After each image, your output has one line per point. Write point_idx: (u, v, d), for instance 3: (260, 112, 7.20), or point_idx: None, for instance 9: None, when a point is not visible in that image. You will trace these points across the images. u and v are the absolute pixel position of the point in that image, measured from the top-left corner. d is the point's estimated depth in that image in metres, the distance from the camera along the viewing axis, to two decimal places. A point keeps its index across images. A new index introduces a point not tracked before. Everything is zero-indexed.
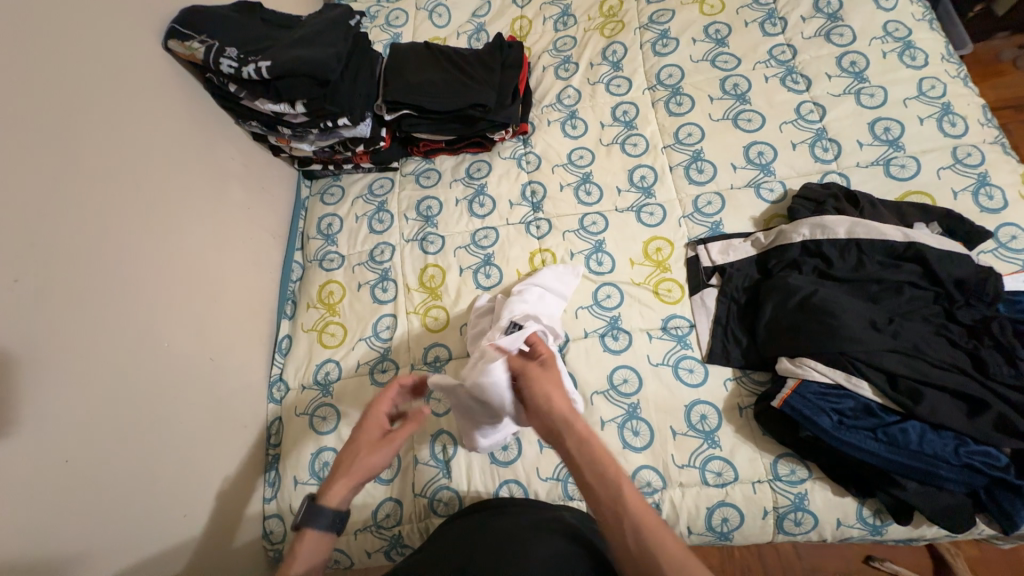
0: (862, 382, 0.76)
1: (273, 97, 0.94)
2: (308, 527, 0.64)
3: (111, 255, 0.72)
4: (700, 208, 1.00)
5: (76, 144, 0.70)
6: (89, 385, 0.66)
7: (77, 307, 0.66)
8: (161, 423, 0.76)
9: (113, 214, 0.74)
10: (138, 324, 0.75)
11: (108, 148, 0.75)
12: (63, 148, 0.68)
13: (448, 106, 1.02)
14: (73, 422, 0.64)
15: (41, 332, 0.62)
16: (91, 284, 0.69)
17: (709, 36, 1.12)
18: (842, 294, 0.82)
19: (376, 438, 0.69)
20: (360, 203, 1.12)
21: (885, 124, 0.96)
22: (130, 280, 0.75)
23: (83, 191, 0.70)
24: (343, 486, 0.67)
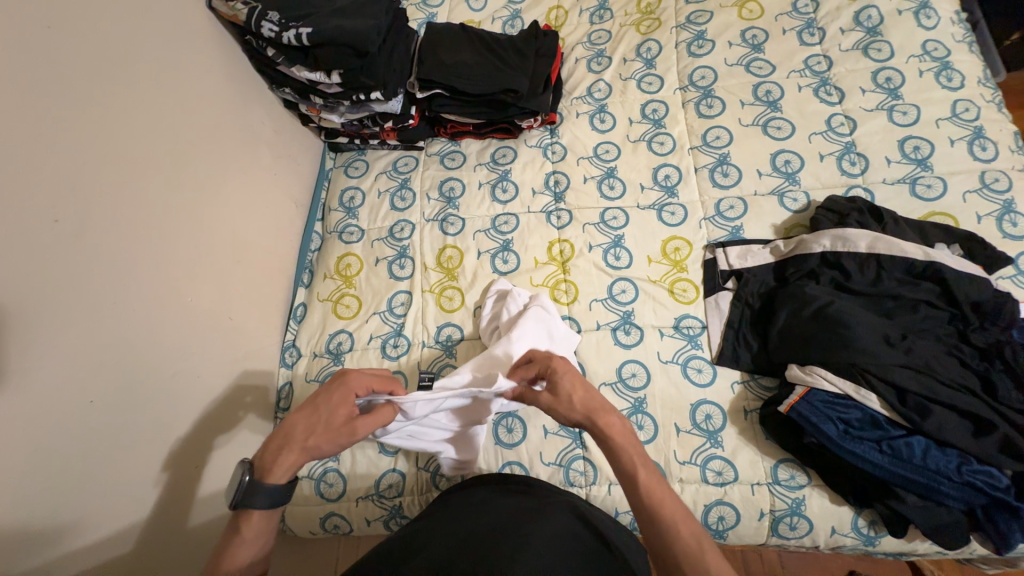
0: (870, 394, 0.77)
1: (309, 66, 0.94)
2: (249, 504, 0.61)
3: (145, 206, 0.74)
4: (722, 211, 1.00)
5: (119, 94, 0.72)
6: (115, 330, 0.68)
7: (110, 252, 0.68)
8: (180, 375, 0.78)
9: (149, 167, 0.76)
10: (167, 277, 0.77)
11: (147, 101, 0.76)
12: (107, 98, 0.70)
13: (481, 88, 1.02)
14: (101, 363, 0.66)
15: (78, 274, 0.64)
16: (125, 232, 0.71)
17: (745, 41, 1.12)
18: (858, 306, 0.82)
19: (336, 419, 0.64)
20: (384, 178, 1.13)
21: (914, 143, 0.96)
22: (156, 231, 0.76)
23: (123, 141, 0.72)
24: (290, 463, 0.63)
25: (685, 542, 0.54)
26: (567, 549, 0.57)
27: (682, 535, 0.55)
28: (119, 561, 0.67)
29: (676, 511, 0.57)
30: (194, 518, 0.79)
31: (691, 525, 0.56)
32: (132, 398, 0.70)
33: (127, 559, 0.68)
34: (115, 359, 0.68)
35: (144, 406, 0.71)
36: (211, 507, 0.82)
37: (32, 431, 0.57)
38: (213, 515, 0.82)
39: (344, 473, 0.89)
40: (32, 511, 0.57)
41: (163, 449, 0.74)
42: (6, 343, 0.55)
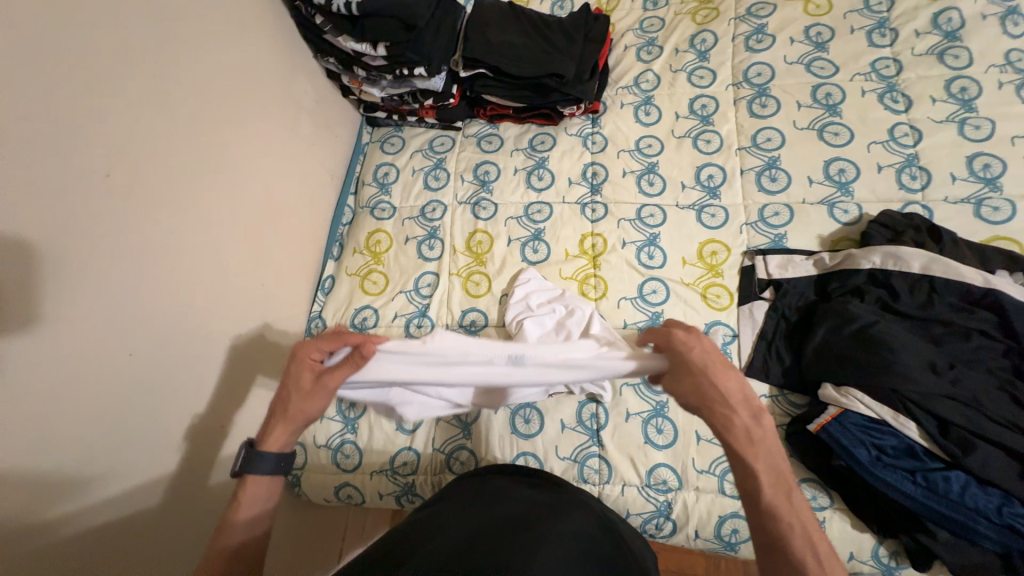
0: (910, 422, 0.73)
1: (358, 36, 0.89)
2: (250, 473, 0.63)
3: (190, 168, 0.75)
4: (766, 217, 0.96)
5: (172, 54, 0.72)
6: (155, 288, 0.70)
7: (155, 211, 0.70)
8: (213, 336, 0.80)
9: (196, 129, 0.76)
10: (205, 240, 0.78)
11: (197, 63, 0.77)
12: (161, 58, 0.70)
13: (526, 71, 0.99)
14: (139, 320, 0.68)
15: (126, 229, 0.65)
16: (170, 192, 0.72)
17: (808, 38, 1.05)
18: (904, 329, 0.79)
19: (307, 383, 0.64)
20: (419, 157, 1.12)
21: (984, 161, 0.90)
22: (198, 193, 0.76)
23: (173, 102, 0.72)
24: (282, 431, 0.64)
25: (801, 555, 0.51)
26: (583, 548, 0.56)
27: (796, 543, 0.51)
28: (145, 510, 0.70)
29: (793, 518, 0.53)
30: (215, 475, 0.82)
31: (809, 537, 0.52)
32: (167, 354, 0.72)
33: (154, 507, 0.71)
34: (153, 315, 0.69)
35: (177, 363, 0.73)
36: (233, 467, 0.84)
37: (74, 378, 0.60)
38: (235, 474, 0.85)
39: (361, 447, 0.90)
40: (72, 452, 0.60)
41: (194, 405, 0.76)
42: (54, 293, 0.57)
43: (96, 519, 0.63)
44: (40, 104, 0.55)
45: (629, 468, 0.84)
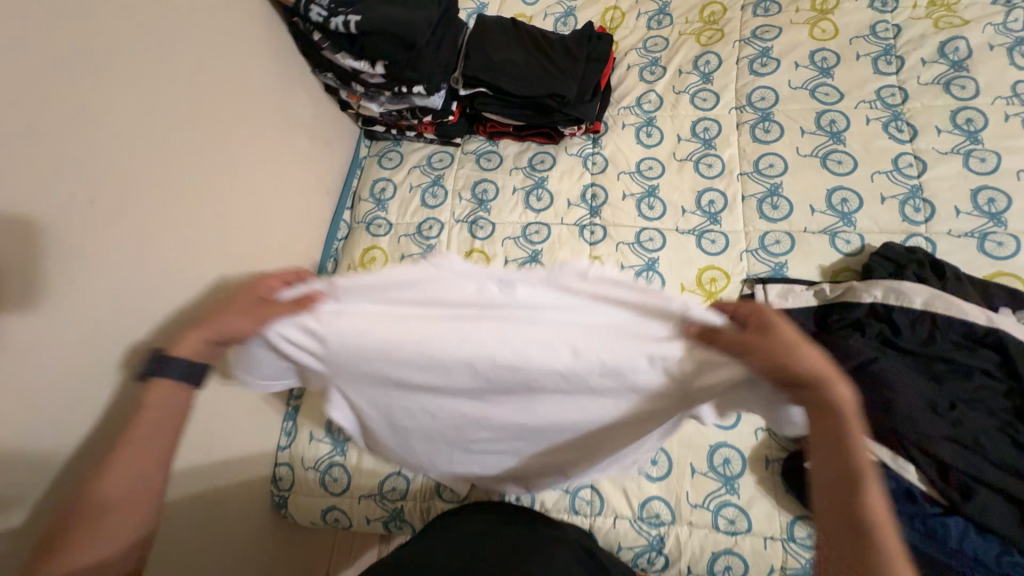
0: (908, 465, 0.71)
1: (355, 54, 0.86)
2: (153, 377, 0.52)
3: (181, 189, 0.73)
4: (766, 245, 0.95)
5: (167, 74, 0.71)
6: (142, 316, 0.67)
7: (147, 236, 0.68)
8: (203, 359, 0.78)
9: (187, 149, 0.74)
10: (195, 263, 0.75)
11: (189, 81, 0.74)
12: (156, 79, 0.69)
13: (527, 91, 0.97)
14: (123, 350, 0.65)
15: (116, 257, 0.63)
16: (162, 215, 0.70)
17: (814, 63, 1.04)
18: (904, 367, 0.78)
19: (252, 301, 0.56)
20: (417, 173, 1.10)
21: (989, 195, 0.89)
22: (188, 215, 0.74)
23: (167, 123, 0.71)
24: (196, 338, 0.54)
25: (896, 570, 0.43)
26: None
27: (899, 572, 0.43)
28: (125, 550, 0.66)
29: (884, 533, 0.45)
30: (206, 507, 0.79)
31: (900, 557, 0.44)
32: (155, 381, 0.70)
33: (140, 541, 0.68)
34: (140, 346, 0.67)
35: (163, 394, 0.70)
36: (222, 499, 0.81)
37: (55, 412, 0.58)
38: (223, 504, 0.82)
39: (349, 469, 0.88)
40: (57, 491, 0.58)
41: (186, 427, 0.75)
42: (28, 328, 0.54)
43: None
44: (23, 132, 0.53)
45: (622, 499, 0.82)
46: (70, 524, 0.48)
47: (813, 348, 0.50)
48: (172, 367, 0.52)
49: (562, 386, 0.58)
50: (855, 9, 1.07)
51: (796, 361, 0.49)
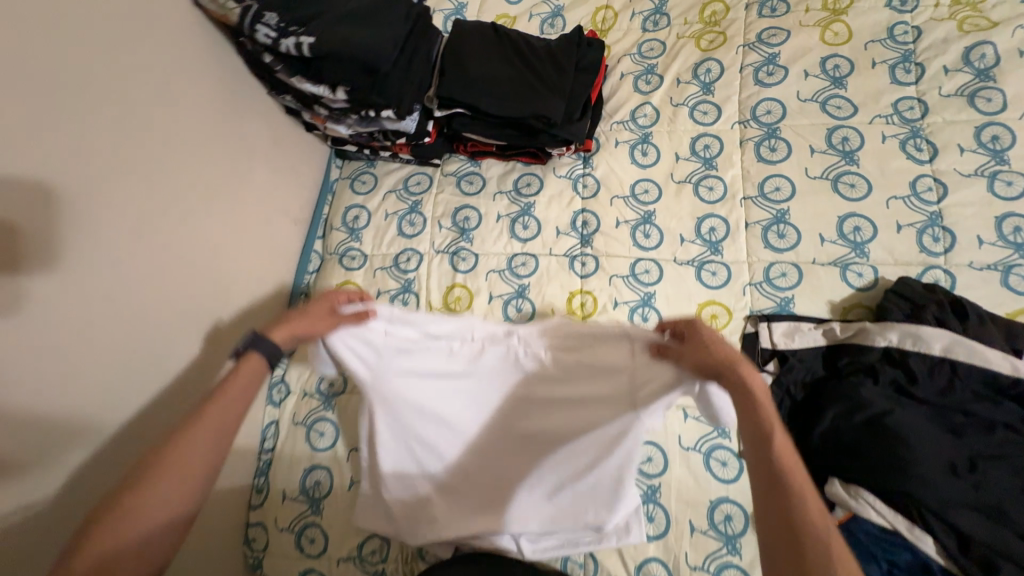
0: (925, 535, 0.66)
1: (313, 78, 0.77)
2: (251, 351, 0.67)
3: (101, 250, 0.66)
4: (771, 278, 0.87)
5: (77, 123, 0.62)
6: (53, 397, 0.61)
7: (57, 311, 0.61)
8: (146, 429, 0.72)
9: (109, 206, 0.67)
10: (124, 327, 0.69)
11: (107, 127, 0.66)
12: (63, 131, 0.61)
13: (509, 111, 0.87)
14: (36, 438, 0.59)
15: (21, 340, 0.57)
16: (79, 284, 0.63)
17: (825, 72, 0.94)
18: (922, 419, 0.71)
19: (325, 313, 0.74)
20: (393, 198, 1.02)
21: (1016, 223, 0.81)
22: (112, 278, 0.67)
23: (78, 179, 0.63)
24: (286, 333, 0.70)
25: (805, 507, 0.50)
26: None
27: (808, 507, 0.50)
28: None
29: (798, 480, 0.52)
30: None
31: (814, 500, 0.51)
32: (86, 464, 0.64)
33: None
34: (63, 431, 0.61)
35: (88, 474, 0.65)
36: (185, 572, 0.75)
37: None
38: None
39: (326, 529, 0.82)
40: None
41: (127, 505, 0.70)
42: None
43: None
44: None
45: (616, 560, 0.78)
46: (135, 480, 0.55)
47: (729, 343, 0.65)
48: (263, 346, 0.68)
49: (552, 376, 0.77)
50: (871, 8, 0.97)
51: (713, 351, 0.64)
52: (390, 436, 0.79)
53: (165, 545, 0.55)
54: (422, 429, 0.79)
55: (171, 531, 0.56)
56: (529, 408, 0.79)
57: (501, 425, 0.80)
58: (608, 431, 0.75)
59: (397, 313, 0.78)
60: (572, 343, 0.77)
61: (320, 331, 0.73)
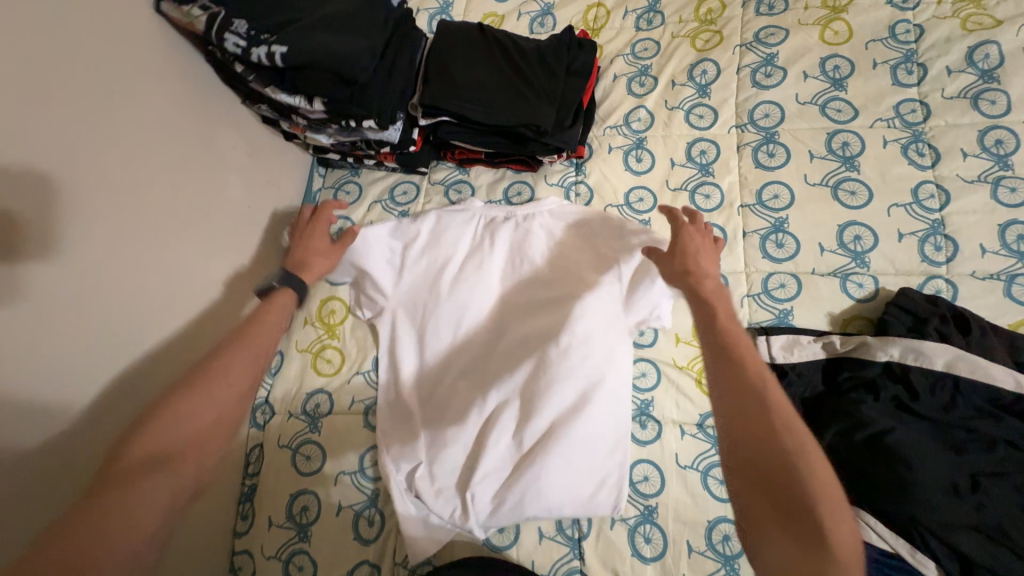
0: (928, 560, 0.64)
1: (289, 89, 0.74)
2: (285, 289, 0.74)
3: (65, 280, 0.62)
4: (770, 289, 0.85)
5: (31, 146, 0.58)
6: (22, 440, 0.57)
7: (19, 351, 0.57)
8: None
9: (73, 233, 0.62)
10: (96, 360, 0.65)
11: (67, 148, 0.61)
12: (15, 155, 0.56)
13: (498, 118, 0.83)
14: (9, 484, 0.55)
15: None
16: (41, 320, 0.59)
17: (825, 73, 0.91)
18: (921, 436, 0.70)
19: (324, 244, 0.86)
20: (378, 209, 0.98)
21: (1020, 231, 0.79)
22: (77, 308, 0.63)
23: (36, 207, 0.58)
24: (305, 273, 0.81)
25: (758, 383, 0.55)
26: None
27: (760, 381, 0.55)
28: None
29: (753, 360, 0.57)
30: None
31: (768, 381, 0.55)
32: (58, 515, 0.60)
33: None
34: (27, 480, 0.57)
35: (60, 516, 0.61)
36: None
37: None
38: None
39: (314, 557, 0.79)
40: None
41: None
42: None
43: None
44: None
45: None
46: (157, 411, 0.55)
47: (711, 245, 0.72)
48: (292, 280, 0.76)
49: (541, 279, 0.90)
50: (871, 5, 0.93)
51: (695, 250, 0.70)
52: (407, 332, 0.90)
53: (209, 453, 0.56)
54: (435, 331, 0.88)
55: (202, 442, 0.56)
56: (520, 313, 0.88)
57: (495, 328, 0.89)
58: (589, 328, 0.84)
59: (400, 227, 0.93)
60: (567, 245, 0.91)
61: (326, 264, 0.84)
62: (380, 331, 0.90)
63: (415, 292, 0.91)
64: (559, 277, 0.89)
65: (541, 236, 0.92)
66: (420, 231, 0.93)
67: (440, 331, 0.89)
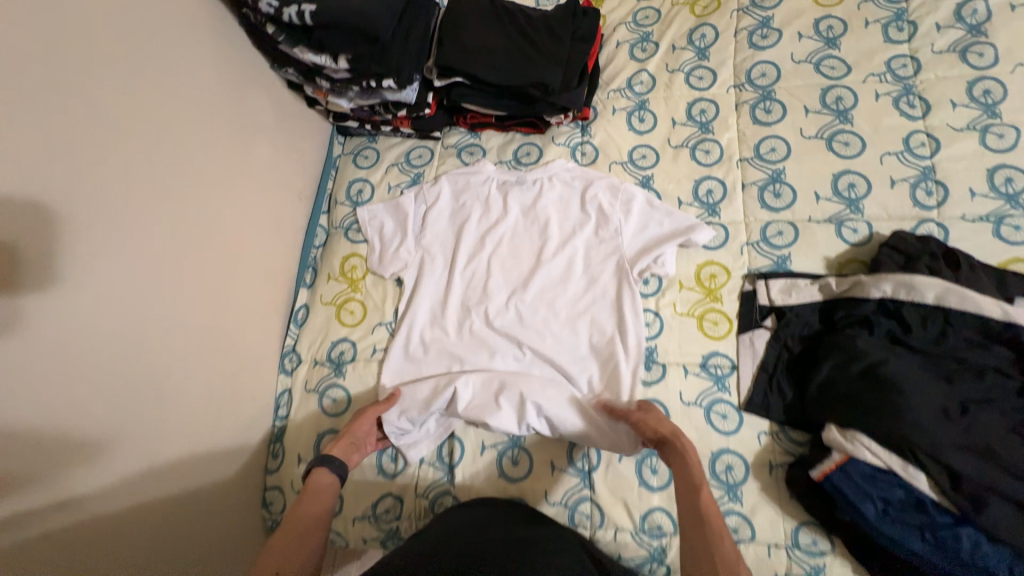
0: (919, 473, 0.68)
1: (314, 48, 0.80)
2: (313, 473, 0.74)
3: (127, 215, 0.67)
4: (768, 237, 0.89)
5: (97, 89, 0.63)
6: (94, 357, 0.63)
7: (82, 280, 0.62)
8: (169, 403, 0.73)
9: (130, 173, 0.68)
10: (153, 292, 0.71)
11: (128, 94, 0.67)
12: (78, 94, 0.61)
13: (508, 79, 0.89)
14: (75, 397, 0.60)
15: (40, 308, 0.57)
16: (100, 254, 0.64)
17: (819, 33, 0.96)
18: (914, 367, 0.73)
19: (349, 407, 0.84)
20: (395, 171, 1.04)
21: (1006, 174, 0.82)
22: (137, 242, 0.68)
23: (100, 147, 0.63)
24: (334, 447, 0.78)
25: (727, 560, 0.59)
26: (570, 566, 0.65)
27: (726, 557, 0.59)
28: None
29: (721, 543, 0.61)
30: (198, 539, 0.76)
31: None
32: (117, 438, 0.65)
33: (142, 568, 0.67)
34: (100, 396, 0.63)
35: (122, 436, 0.66)
36: (207, 534, 0.77)
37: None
38: (215, 534, 0.79)
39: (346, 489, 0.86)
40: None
41: (156, 480, 0.70)
42: None
43: None
44: None
45: (623, 512, 0.80)
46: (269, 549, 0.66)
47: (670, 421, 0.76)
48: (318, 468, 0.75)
49: (560, 231, 0.95)
50: None
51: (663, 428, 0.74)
52: (432, 283, 0.95)
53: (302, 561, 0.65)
54: (459, 282, 0.94)
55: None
56: (540, 260, 0.94)
57: (517, 277, 0.94)
58: (603, 277, 0.92)
59: (420, 190, 1.00)
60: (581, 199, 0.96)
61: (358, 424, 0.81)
62: (406, 282, 0.95)
63: (439, 247, 0.97)
64: (574, 228, 0.95)
65: (556, 193, 0.97)
66: (438, 194, 0.99)
67: (465, 285, 0.94)
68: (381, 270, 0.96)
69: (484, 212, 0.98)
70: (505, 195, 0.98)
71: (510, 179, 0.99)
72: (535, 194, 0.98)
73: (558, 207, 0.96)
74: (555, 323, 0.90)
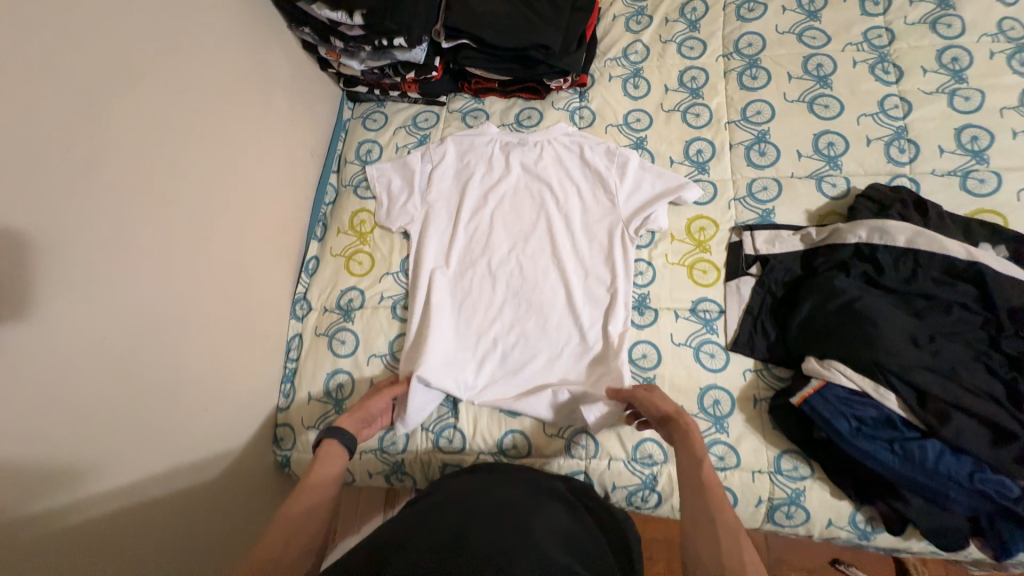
0: (888, 394, 0.74)
1: (331, 5, 0.89)
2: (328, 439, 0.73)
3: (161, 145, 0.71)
4: (754, 192, 0.95)
5: (136, 25, 0.68)
6: (129, 273, 0.66)
7: (121, 200, 0.65)
8: (194, 329, 0.76)
9: (162, 107, 0.72)
10: (182, 222, 0.74)
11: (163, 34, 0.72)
12: (121, 26, 0.66)
13: (511, 42, 0.95)
14: (110, 309, 0.63)
15: (84, 218, 0.60)
16: (137, 178, 0.68)
17: (801, 7, 1.03)
18: (887, 304, 0.79)
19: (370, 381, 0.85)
20: (403, 133, 1.09)
21: (973, 133, 0.89)
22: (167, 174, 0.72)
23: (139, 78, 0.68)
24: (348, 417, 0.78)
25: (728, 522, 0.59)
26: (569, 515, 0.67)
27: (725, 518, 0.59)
28: (141, 491, 0.67)
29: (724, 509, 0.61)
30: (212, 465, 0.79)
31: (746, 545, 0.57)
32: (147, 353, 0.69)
33: (163, 484, 0.70)
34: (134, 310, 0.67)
35: (151, 352, 0.69)
36: (220, 461, 0.81)
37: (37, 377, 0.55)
38: (227, 461, 0.82)
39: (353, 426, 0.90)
40: (45, 451, 0.56)
41: (179, 399, 0.74)
42: (31, 276, 0.54)
43: (95, 514, 0.60)
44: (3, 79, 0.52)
45: (616, 443, 0.85)
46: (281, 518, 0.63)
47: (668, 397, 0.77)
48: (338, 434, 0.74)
49: (558, 189, 1.00)
50: None
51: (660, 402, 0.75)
52: (438, 237, 1.00)
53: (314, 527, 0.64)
54: (463, 235, 1.00)
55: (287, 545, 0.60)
56: (540, 216, 0.99)
57: (518, 231, 0.99)
58: (600, 231, 0.97)
59: (427, 151, 1.05)
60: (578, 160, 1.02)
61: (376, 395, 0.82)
62: (414, 234, 1.00)
63: (444, 203, 1.02)
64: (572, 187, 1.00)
65: (555, 154, 1.02)
66: (444, 153, 1.04)
67: (469, 237, 1.00)
68: (388, 223, 1.01)
69: (486, 172, 1.03)
70: (505, 156, 1.04)
71: (512, 140, 1.04)
72: (534, 155, 1.03)
73: (557, 168, 1.02)
74: (554, 273, 0.95)
